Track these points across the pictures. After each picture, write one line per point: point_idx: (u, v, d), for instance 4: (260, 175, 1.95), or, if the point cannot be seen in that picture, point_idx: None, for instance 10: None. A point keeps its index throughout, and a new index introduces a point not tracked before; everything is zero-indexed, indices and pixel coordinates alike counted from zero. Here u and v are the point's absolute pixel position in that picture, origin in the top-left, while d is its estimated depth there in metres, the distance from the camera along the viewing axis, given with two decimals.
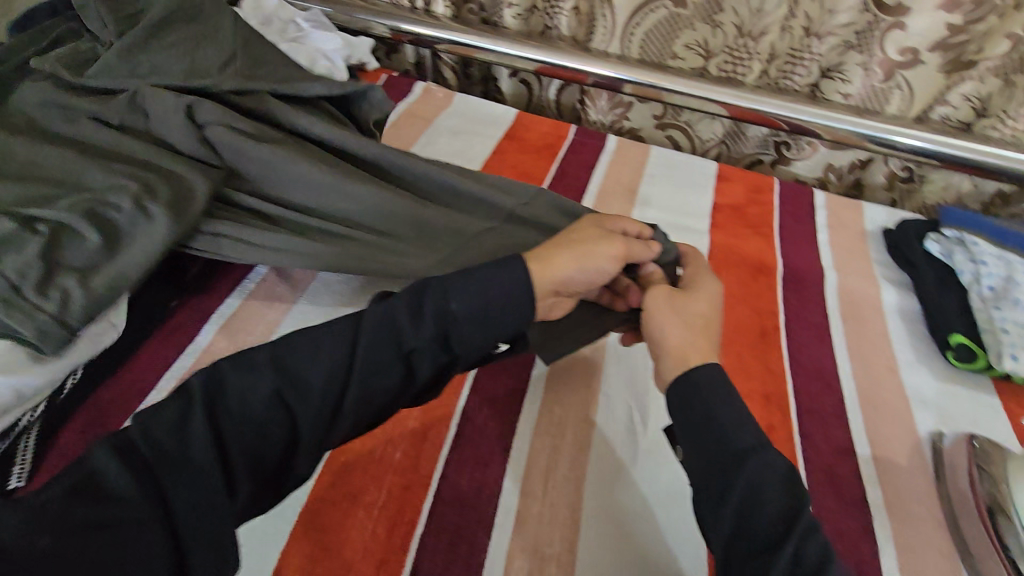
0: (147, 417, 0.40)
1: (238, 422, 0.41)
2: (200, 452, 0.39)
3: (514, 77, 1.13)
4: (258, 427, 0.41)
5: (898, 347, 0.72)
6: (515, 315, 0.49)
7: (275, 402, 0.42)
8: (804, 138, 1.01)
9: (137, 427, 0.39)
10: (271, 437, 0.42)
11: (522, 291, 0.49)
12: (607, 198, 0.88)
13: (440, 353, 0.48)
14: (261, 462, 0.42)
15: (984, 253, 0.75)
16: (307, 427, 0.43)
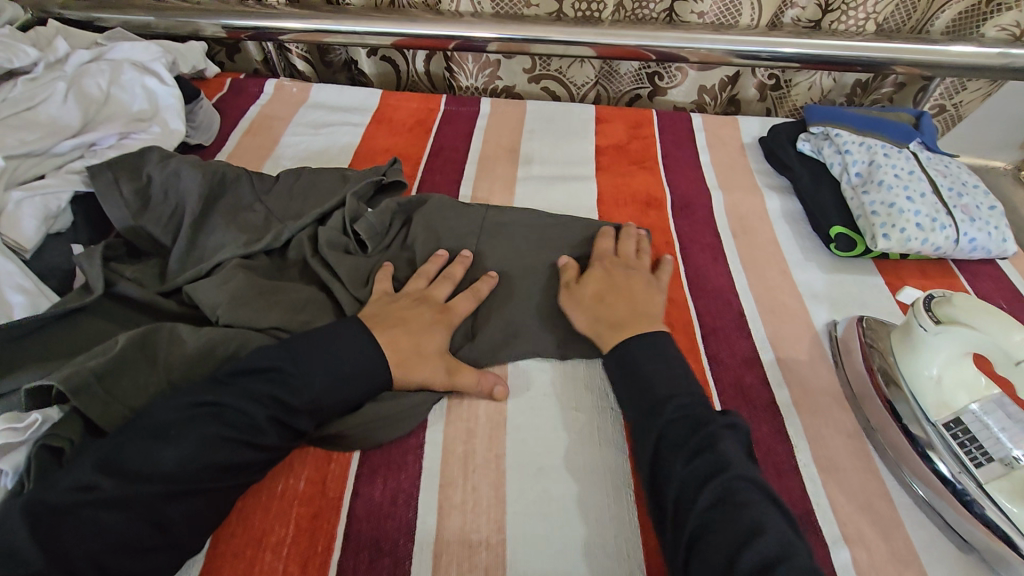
0: (131, 444, 0.44)
1: (197, 425, 0.45)
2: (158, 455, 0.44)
3: (374, 56, 1.06)
4: (203, 424, 0.45)
5: (787, 250, 0.74)
6: (353, 338, 0.53)
7: (222, 406, 0.47)
8: (672, 65, 1.01)
9: (106, 457, 0.43)
10: (223, 428, 0.46)
11: (351, 347, 0.52)
12: (489, 163, 0.85)
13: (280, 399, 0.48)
14: (216, 445, 0.45)
15: (847, 143, 0.78)
16: (226, 443, 0.45)
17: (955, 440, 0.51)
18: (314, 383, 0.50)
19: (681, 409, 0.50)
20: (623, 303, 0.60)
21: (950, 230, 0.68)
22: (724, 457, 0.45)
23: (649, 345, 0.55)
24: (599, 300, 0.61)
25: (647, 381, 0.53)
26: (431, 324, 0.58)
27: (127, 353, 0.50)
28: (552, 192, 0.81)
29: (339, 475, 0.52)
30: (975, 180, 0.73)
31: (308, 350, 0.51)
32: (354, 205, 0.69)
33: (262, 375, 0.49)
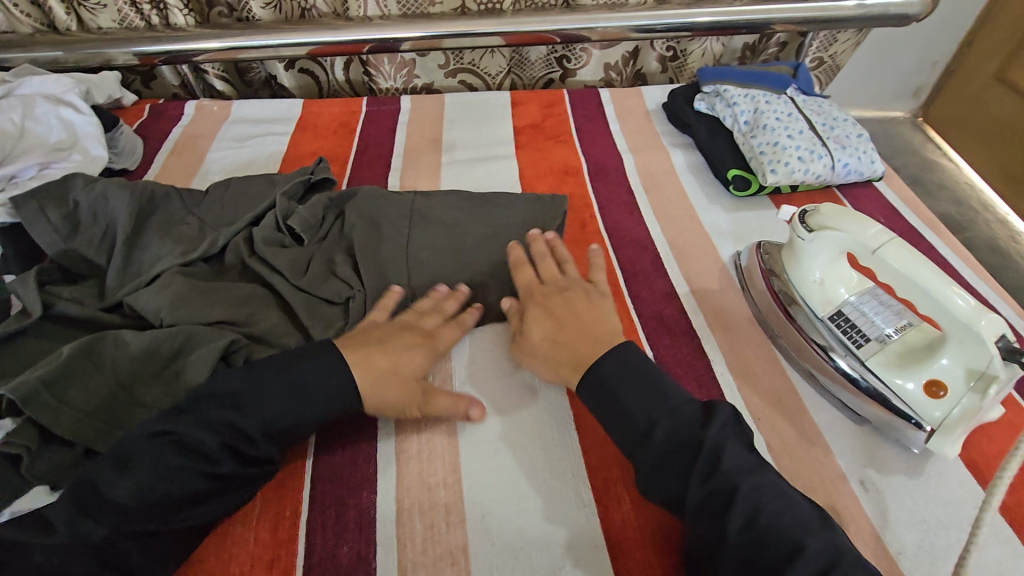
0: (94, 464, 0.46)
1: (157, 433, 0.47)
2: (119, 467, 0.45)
3: (292, 69, 1.09)
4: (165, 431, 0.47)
5: (693, 197, 0.81)
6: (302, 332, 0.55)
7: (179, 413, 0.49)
8: (577, 46, 1.08)
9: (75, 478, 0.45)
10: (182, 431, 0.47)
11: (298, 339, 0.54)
12: (414, 153, 0.89)
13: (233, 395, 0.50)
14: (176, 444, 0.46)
15: (734, 96, 0.86)
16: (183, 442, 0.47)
17: (839, 330, 0.58)
18: (277, 371, 0.52)
19: (671, 437, 0.47)
20: (575, 335, 0.57)
21: (826, 159, 0.76)
22: (731, 479, 0.44)
23: (612, 369, 0.53)
24: (551, 342, 0.57)
25: (625, 411, 0.50)
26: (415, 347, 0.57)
27: (73, 362, 0.52)
28: (476, 172, 0.86)
29: (299, 445, 0.55)
30: (845, 115, 0.82)
31: (269, 347, 0.53)
32: (285, 204, 0.72)
33: (231, 371, 0.51)
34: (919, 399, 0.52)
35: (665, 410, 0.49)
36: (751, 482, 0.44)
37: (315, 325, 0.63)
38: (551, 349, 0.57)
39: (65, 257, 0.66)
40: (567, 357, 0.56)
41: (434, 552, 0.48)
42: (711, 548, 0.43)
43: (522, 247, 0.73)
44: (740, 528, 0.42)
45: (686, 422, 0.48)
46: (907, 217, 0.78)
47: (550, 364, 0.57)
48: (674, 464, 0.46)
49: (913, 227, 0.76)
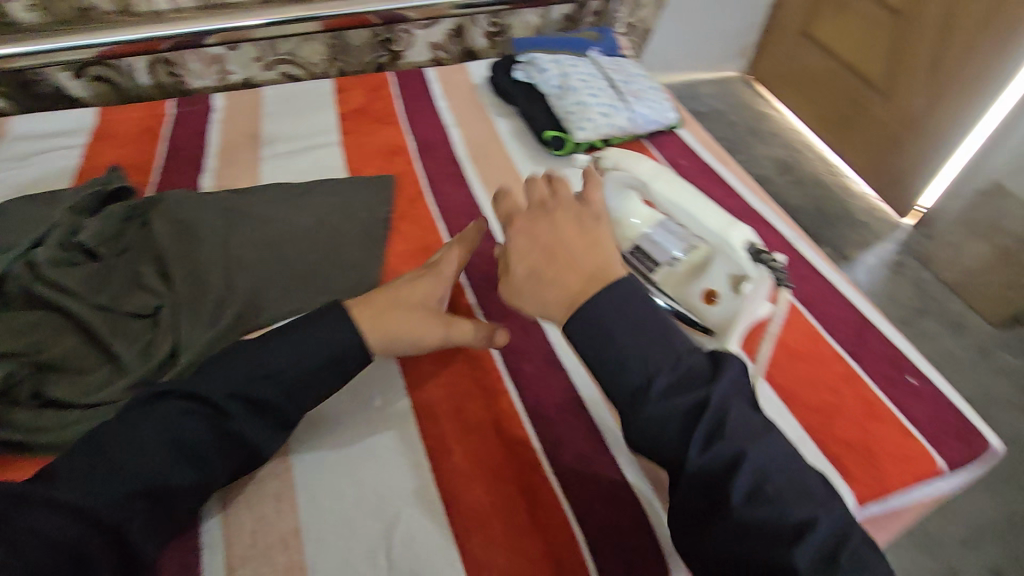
0: None
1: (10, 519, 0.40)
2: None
3: (83, 78, 0.98)
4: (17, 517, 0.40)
5: (516, 162, 0.85)
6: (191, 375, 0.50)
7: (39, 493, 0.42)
8: (398, 27, 1.07)
9: None
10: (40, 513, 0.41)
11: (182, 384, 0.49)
12: (231, 151, 0.85)
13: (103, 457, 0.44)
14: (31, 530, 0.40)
15: (543, 63, 0.90)
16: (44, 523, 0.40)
17: (641, 262, 0.62)
18: (270, 373, 0.49)
19: (684, 403, 0.40)
20: (561, 267, 0.47)
21: (626, 112, 0.83)
22: (738, 442, 0.39)
23: (611, 302, 0.44)
24: (537, 275, 0.47)
25: (622, 354, 0.42)
26: (415, 278, 0.59)
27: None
28: (299, 163, 0.83)
29: None
30: (641, 71, 0.90)
31: (258, 349, 0.50)
32: (71, 220, 0.66)
33: (226, 379, 0.48)
34: (699, 305, 0.60)
35: (670, 352, 0.42)
36: (757, 446, 0.39)
37: (119, 341, 0.58)
38: (539, 284, 0.47)
39: None
40: (558, 295, 0.46)
41: (265, 541, 0.48)
42: (698, 516, 0.39)
43: (348, 231, 0.72)
44: (745, 500, 0.37)
45: (692, 375, 0.41)
46: (703, 158, 0.87)
47: (545, 301, 0.47)
48: (665, 418, 0.40)
49: (707, 166, 0.86)
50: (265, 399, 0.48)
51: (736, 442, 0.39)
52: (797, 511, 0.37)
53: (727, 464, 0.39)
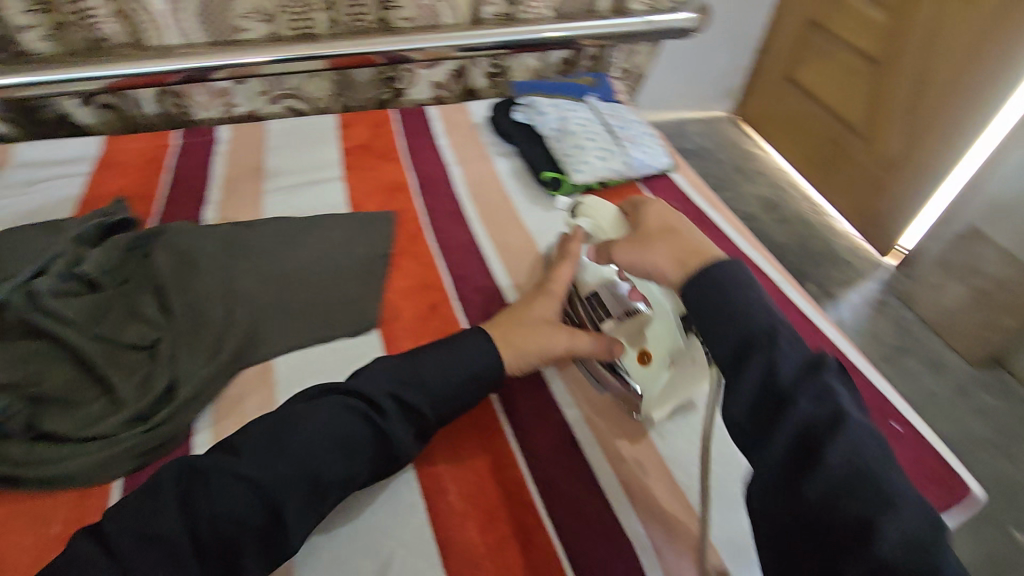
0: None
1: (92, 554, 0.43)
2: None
3: (90, 105, 1.00)
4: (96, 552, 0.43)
5: (515, 200, 0.88)
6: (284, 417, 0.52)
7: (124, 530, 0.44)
8: (401, 67, 1.11)
9: None
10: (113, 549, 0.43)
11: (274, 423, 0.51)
12: (235, 183, 0.86)
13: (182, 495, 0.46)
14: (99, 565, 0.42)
15: (543, 106, 0.94)
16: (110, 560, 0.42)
17: (592, 308, 0.65)
18: (424, 389, 0.54)
19: (756, 370, 0.40)
20: (666, 239, 0.52)
21: (622, 157, 0.86)
22: (843, 410, 0.38)
23: (726, 275, 0.45)
24: (642, 241, 0.53)
25: (735, 311, 0.43)
26: (530, 301, 0.64)
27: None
28: (302, 197, 0.85)
29: (98, 506, 0.51)
30: (636, 117, 0.93)
31: (433, 362, 0.55)
32: (74, 251, 0.67)
33: (340, 417, 0.50)
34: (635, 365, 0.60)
35: (786, 320, 0.43)
36: (867, 426, 0.38)
37: (115, 373, 0.58)
38: (646, 248, 0.52)
39: None
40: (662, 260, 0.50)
41: None
42: (782, 479, 0.36)
43: (349, 266, 0.74)
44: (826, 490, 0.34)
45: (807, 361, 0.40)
46: (695, 201, 0.90)
47: (653, 258, 0.50)
48: (767, 381, 0.39)
49: (699, 208, 0.89)
50: (390, 430, 0.51)
51: (839, 408, 0.37)
52: (893, 493, 0.34)
53: (823, 428, 0.37)
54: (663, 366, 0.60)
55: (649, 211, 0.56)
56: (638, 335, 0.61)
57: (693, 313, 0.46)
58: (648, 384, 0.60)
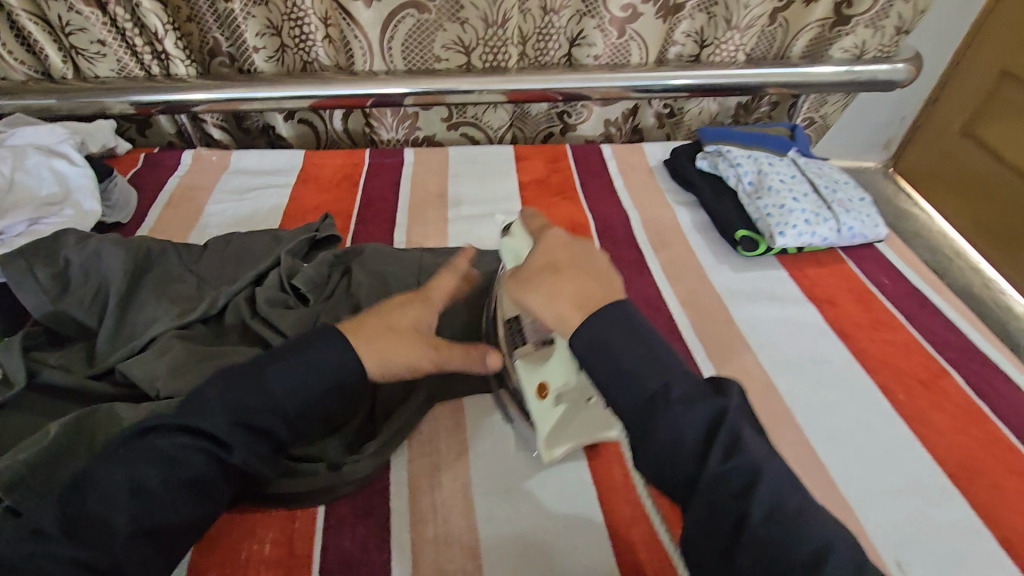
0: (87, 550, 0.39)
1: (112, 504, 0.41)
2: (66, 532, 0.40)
3: (291, 121, 1.08)
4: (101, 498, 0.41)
5: (702, 255, 0.82)
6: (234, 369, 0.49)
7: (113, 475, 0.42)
8: (578, 103, 1.09)
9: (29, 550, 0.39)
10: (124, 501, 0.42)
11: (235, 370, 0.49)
12: (419, 208, 0.88)
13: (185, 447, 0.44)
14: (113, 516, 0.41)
15: (737, 157, 0.87)
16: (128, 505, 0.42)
17: (514, 331, 0.58)
18: (302, 389, 0.48)
19: (702, 433, 0.41)
20: (576, 273, 0.50)
21: (832, 223, 0.78)
22: (755, 460, 0.40)
23: (612, 331, 0.45)
24: (552, 269, 0.51)
25: (629, 372, 0.44)
26: (405, 305, 0.57)
27: (62, 442, 0.47)
28: (483, 228, 0.85)
29: (305, 532, 0.51)
30: (845, 177, 0.84)
31: (299, 361, 0.48)
32: (289, 262, 0.70)
33: (240, 394, 0.46)
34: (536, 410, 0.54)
35: (683, 371, 0.44)
36: (773, 466, 0.41)
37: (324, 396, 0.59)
38: (551, 279, 0.49)
39: (52, 320, 0.62)
40: (564, 293, 0.48)
41: None
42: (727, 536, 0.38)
43: None
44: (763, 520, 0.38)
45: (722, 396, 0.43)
46: (911, 277, 0.79)
47: (548, 299, 0.49)
48: (678, 438, 0.41)
49: (917, 288, 0.78)
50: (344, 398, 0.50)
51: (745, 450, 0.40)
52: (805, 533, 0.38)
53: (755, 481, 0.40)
54: (559, 401, 0.53)
55: (551, 242, 0.54)
56: (541, 365, 0.55)
57: (592, 373, 0.45)
58: (543, 421, 0.54)
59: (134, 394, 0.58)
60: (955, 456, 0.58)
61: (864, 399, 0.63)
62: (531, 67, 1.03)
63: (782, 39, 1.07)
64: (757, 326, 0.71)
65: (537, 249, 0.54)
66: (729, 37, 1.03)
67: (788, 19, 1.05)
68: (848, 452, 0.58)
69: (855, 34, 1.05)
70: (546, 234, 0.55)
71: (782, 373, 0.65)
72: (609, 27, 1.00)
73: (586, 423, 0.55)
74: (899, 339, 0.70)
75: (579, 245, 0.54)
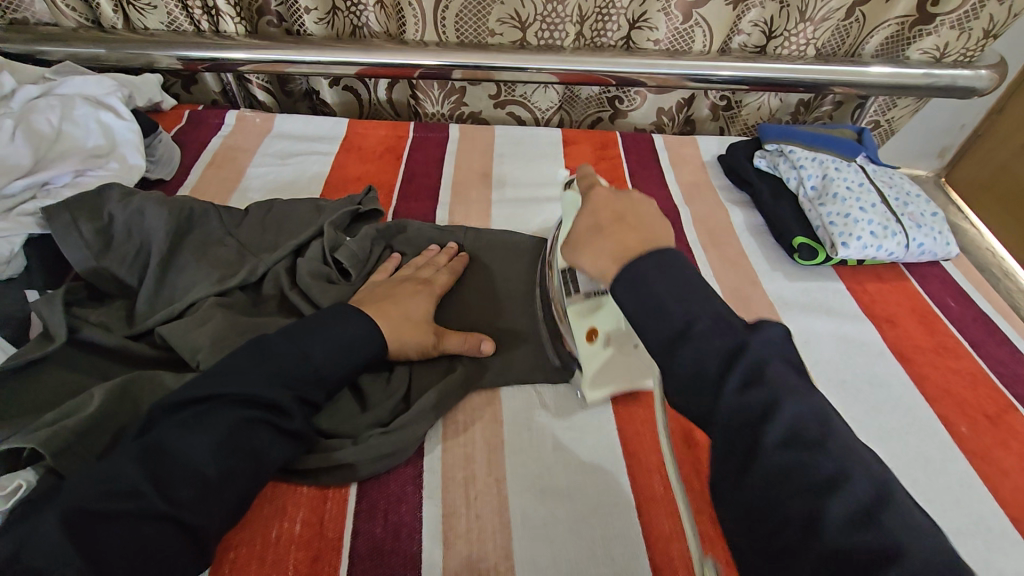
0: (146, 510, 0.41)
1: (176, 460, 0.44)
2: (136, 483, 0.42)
3: (335, 87, 1.06)
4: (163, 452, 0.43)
5: (754, 260, 0.78)
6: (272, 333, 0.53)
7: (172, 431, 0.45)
8: (632, 89, 1.05)
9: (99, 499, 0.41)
10: (187, 454, 0.44)
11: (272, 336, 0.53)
12: (463, 187, 0.86)
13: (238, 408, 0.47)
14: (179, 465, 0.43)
15: (801, 158, 0.82)
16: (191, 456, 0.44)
17: (564, 284, 0.60)
18: (317, 361, 0.52)
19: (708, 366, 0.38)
20: (632, 230, 0.47)
21: (900, 237, 0.73)
22: (776, 389, 0.36)
23: (660, 282, 0.41)
24: (600, 229, 0.49)
25: (657, 306, 0.41)
26: (415, 293, 0.62)
27: (110, 407, 0.48)
28: (527, 214, 0.82)
29: (336, 514, 0.50)
30: (916, 189, 0.79)
31: (308, 334, 0.53)
32: (332, 235, 0.68)
33: (255, 367, 0.49)
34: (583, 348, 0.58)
35: (712, 309, 0.40)
36: (793, 395, 0.36)
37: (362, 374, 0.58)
38: (600, 238, 0.48)
39: (93, 275, 0.61)
40: (613, 248, 0.46)
41: None
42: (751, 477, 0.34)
43: None
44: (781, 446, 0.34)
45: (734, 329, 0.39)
46: (978, 301, 0.75)
47: (596, 255, 0.47)
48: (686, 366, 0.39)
49: (985, 313, 0.73)
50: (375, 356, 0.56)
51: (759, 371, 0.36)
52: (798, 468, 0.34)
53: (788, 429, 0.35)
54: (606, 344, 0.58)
55: (598, 199, 0.52)
56: (593, 314, 0.59)
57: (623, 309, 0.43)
58: (588, 362, 0.58)
59: (173, 359, 0.57)
60: (1020, 500, 0.55)
61: (921, 430, 0.60)
62: (587, 48, 0.98)
63: (857, 37, 1.01)
64: (809, 342, 0.67)
65: (586, 207, 0.52)
66: (801, 29, 0.97)
67: (866, 14, 0.98)
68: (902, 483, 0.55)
69: (939, 35, 0.98)
70: (592, 192, 0.53)
71: (833, 395, 0.62)
72: (674, 10, 0.95)
73: (630, 365, 0.59)
74: (964, 368, 0.66)
75: (626, 197, 0.51)
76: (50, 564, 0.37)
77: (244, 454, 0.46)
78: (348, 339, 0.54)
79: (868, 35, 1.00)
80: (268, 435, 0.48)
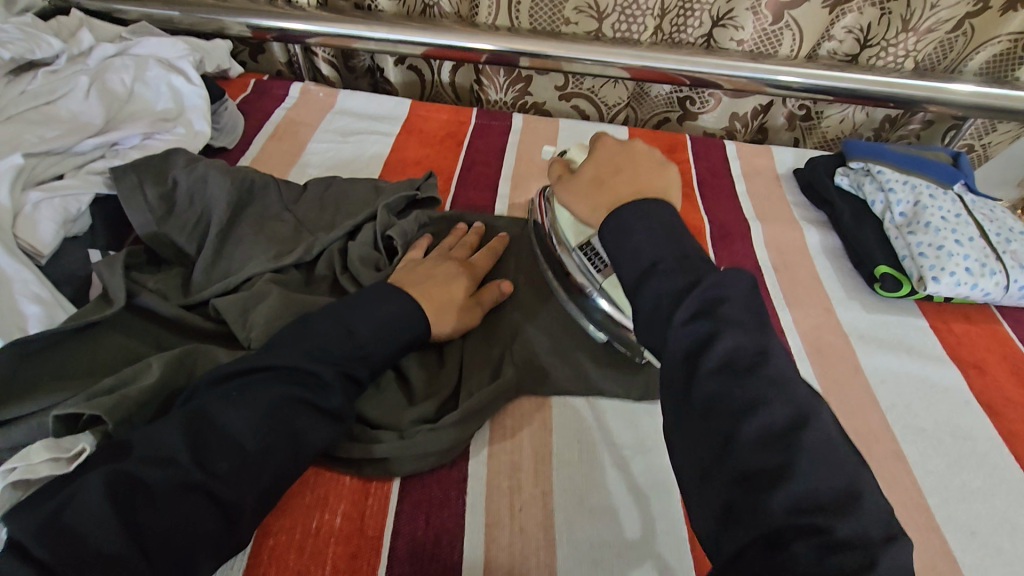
0: (186, 489, 0.40)
1: (215, 436, 0.42)
2: (175, 456, 0.41)
3: (399, 65, 1.04)
4: (202, 429, 0.42)
5: (829, 286, 0.73)
6: (314, 315, 0.51)
7: (209, 409, 0.43)
8: (706, 90, 0.99)
9: (141, 471, 0.40)
10: (228, 430, 0.43)
11: (313, 317, 0.51)
12: (523, 180, 0.83)
13: (277, 384, 0.45)
14: (217, 440, 0.42)
15: (890, 180, 0.76)
16: (229, 434, 0.43)
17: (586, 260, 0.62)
18: (360, 337, 0.50)
19: (779, 418, 0.33)
20: (621, 180, 0.53)
21: (999, 276, 0.67)
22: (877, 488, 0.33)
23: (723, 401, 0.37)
24: (597, 182, 0.55)
25: (635, 249, 0.45)
26: (462, 284, 0.60)
27: (167, 378, 0.48)
28: None
29: (377, 511, 0.49)
30: (1019, 226, 0.73)
31: (352, 311, 0.52)
32: (385, 218, 0.67)
33: (297, 342, 0.49)
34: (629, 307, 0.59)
35: None
36: None
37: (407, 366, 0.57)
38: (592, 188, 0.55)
39: (155, 241, 0.61)
40: (605, 199, 0.53)
41: None
42: None
43: None
44: None
45: None
46: None
47: (590, 205, 0.54)
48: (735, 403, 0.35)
49: None
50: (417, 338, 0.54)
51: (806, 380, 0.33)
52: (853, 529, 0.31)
53: None
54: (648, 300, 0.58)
55: (602, 150, 0.57)
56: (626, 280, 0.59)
57: None
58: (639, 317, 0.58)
59: (226, 335, 0.56)
60: None
61: (1012, 494, 0.54)
62: (664, 45, 0.94)
63: (960, 52, 0.93)
64: (887, 383, 0.62)
65: (586, 162, 0.57)
66: (901, 39, 0.91)
67: (976, 28, 0.89)
68: (986, 550, 0.50)
69: None
70: (597, 145, 0.58)
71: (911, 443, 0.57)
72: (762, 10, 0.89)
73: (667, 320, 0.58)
74: None
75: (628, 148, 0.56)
76: (90, 526, 0.36)
77: (283, 432, 0.44)
78: (394, 326, 0.52)
79: (973, 51, 0.92)
80: (308, 416, 0.46)
